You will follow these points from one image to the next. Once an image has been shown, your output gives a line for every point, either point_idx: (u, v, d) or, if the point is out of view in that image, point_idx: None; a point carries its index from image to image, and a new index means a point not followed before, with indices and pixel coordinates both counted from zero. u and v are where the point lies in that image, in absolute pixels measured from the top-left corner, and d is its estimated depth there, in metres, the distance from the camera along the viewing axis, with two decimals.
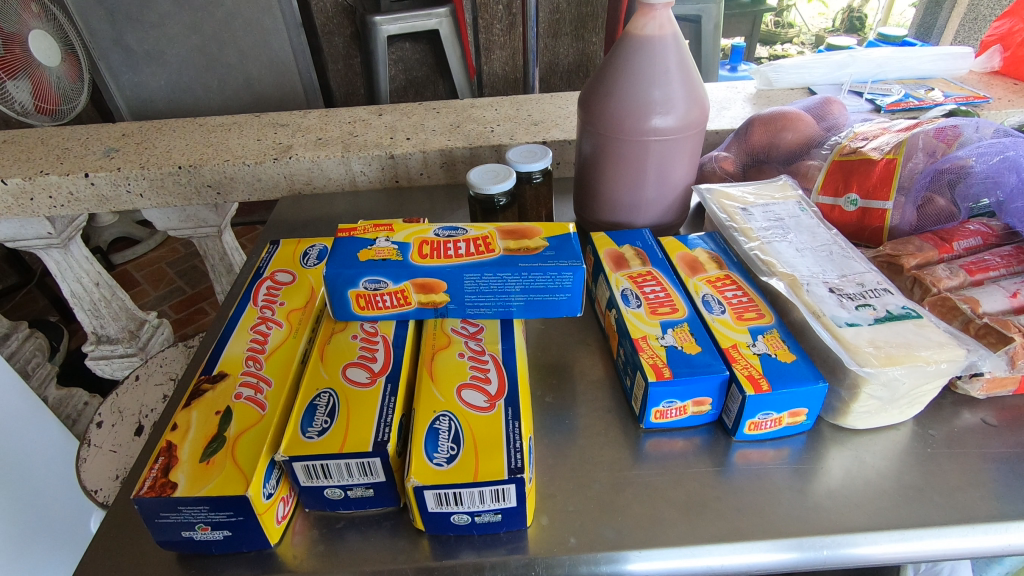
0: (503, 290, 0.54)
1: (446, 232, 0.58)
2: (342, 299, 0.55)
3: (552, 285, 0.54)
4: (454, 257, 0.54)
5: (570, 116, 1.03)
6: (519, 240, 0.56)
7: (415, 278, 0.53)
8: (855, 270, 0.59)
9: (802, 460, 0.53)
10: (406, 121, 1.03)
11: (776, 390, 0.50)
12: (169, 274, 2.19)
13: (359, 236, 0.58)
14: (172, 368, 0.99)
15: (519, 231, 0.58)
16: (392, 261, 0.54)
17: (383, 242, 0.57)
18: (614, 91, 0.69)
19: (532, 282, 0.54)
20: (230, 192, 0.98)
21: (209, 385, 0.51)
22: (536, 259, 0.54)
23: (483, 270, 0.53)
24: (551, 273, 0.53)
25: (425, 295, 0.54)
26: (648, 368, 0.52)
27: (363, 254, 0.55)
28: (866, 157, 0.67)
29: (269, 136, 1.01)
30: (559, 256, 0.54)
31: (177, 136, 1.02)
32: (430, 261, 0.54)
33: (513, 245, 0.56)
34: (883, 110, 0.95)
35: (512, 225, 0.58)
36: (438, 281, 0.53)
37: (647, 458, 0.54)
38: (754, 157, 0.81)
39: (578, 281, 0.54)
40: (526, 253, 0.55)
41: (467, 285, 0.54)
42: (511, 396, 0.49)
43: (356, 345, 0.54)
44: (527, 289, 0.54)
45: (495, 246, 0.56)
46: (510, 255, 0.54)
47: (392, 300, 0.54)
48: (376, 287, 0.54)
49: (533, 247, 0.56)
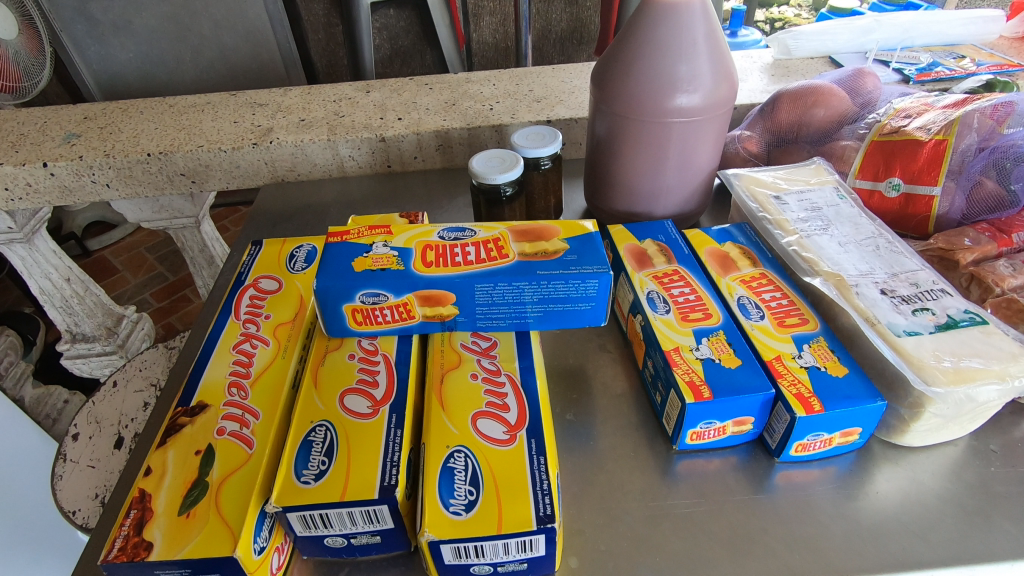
0: (519, 301, 0.48)
1: (452, 234, 0.51)
2: (336, 315, 0.48)
3: (574, 295, 0.48)
4: (462, 264, 0.48)
5: (575, 91, 0.95)
6: (535, 242, 0.50)
7: (418, 290, 0.47)
8: (907, 268, 0.53)
9: (853, 483, 0.48)
10: (396, 98, 0.95)
11: (829, 410, 0.45)
12: (148, 259, 2.09)
13: (352, 240, 0.51)
14: (152, 372, 0.92)
15: (535, 231, 0.51)
16: (392, 270, 0.47)
17: (381, 247, 0.50)
18: (633, 67, 0.61)
19: (553, 291, 0.47)
20: (206, 181, 0.89)
21: (187, 419, 0.45)
22: (556, 265, 0.47)
23: (497, 280, 0.46)
24: (574, 282, 0.47)
25: (431, 308, 0.48)
26: (685, 387, 0.47)
27: (358, 263, 0.48)
28: (912, 138, 0.61)
29: (246, 117, 0.92)
30: (582, 262, 0.48)
31: (145, 118, 0.93)
32: (435, 270, 0.47)
33: (529, 248, 0.49)
34: (912, 81, 0.88)
35: (525, 225, 0.51)
36: (445, 292, 0.47)
37: (683, 484, 0.48)
38: (780, 137, 0.74)
39: (604, 289, 0.48)
40: (544, 257, 0.48)
41: (478, 296, 0.47)
42: (533, 425, 0.43)
43: (354, 367, 0.48)
44: (547, 300, 0.48)
45: (508, 250, 0.49)
46: (526, 261, 0.48)
47: (393, 314, 0.48)
48: (375, 301, 0.47)
49: (552, 250, 0.49)
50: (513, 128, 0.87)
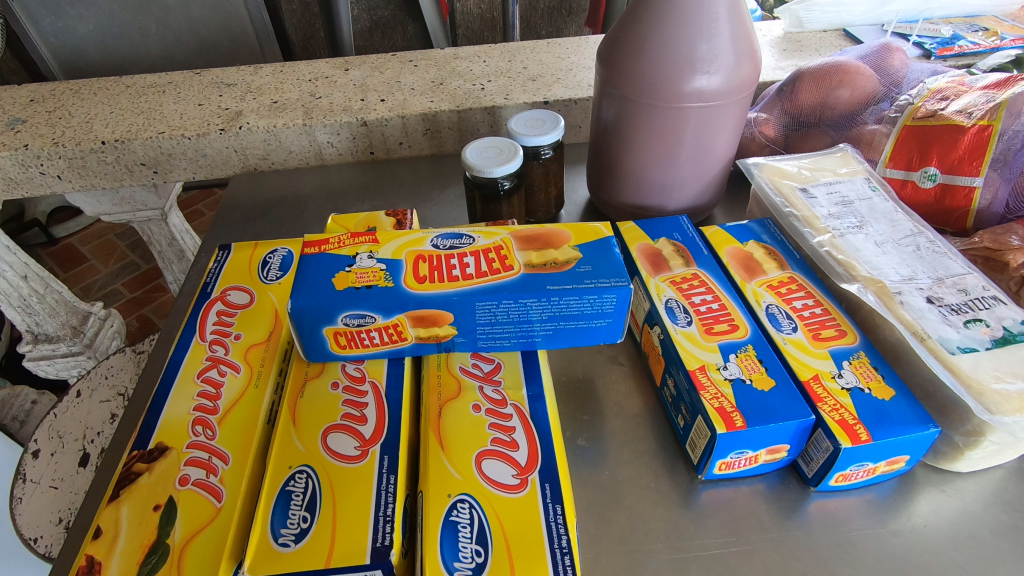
0: (526, 319, 0.42)
1: (447, 242, 0.45)
2: (316, 339, 0.42)
3: (590, 311, 0.42)
4: (461, 279, 0.42)
5: (572, 68, 0.87)
6: (543, 250, 0.44)
7: (409, 310, 0.40)
8: (952, 271, 0.48)
9: (896, 514, 0.44)
10: (377, 77, 0.87)
11: (878, 440, 0.40)
12: (119, 246, 1.98)
13: (333, 251, 0.44)
14: (120, 380, 0.85)
15: (543, 237, 0.45)
16: (379, 288, 0.41)
17: (366, 259, 0.44)
18: (648, 44, 0.54)
19: (565, 308, 0.41)
20: (170, 171, 0.81)
21: (144, 465, 0.38)
22: (569, 278, 0.41)
23: (502, 297, 0.40)
24: (589, 297, 0.41)
25: (425, 329, 0.42)
26: (715, 415, 0.41)
27: (340, 280, 0.42)
28: (951, 123, 0.56)
29: (212, 99, 0.84)
30: (598, 274, 0.42)
31: (99, 101, 0.84)
32: (430, 287, 0.41)
33: (536, 258, 0.43)
34: (934, 56, 0.82)
35: (531, 230, 0.45)
36: (442, 312, 0.41)
37: (711, 520, 0.43)
38: (800, 120, 0.68)
39: (622, 305, 0.42)
40: (554, 269, 0.42)
41: (480, 315, 0.41)
42: (546, 466, 0.38)
43: (338, 399, 0.42)
44: (558, 318, 0.42)
45: (513, 261, 0.43)
46: (534, 274, 0.42)
47: (382, 337, 0.42)
48: (361, 323, 0.41)
49: (563, 260, 0.43)
50: (508, 110, 0.80)
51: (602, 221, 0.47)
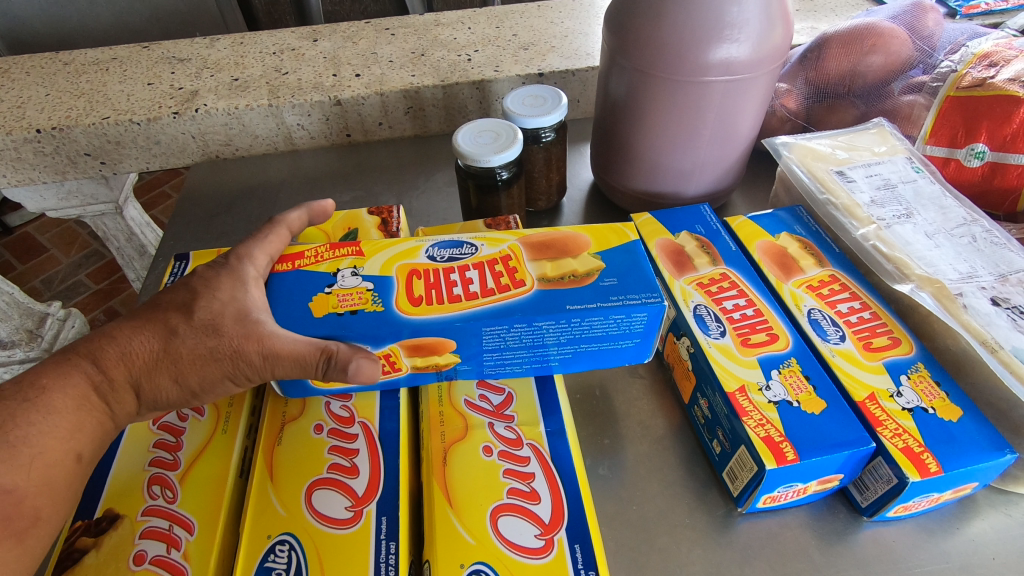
0: (541, 343, 0.36)
1: (446, 252, 0.39)
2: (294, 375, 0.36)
3: (616, 332, 0.36)
4: (464, 299, 0.35)
5: (567, 34, 0.79)
6: (558, 260, 0.37)
7: (402, 340, 0.34)
8: (1015, 266, 0.42)
9: (960, 546, 0.39)
10: (350, 48, 0.77)
11: (948, 471, 0.35)
12: (80, 234, 1.86)
13: (311, 267, 0.38)
14: None
15: (557, 243, 0.38)
16: (366, 313, 0.35)
17: (350, 277, 0.37)
18: (668, 9, 0.47)
19: (588, 330, 0.35)
20: (120, 161, 0.72)
21: (90, 541, 0.32)
22: (592, 295, 0.35)
23: (514, 321, 0.34)
24: (616, 317, 0.35)
25: (422, 358, 0.35)
26: (762, 446, 0.36)
27: (318, 305, 0.36)
28: (1005, 94, 0.49)
29: (164, 77, 0.74)
30: (625, 288, 0.35)
31: (32, 82, 0.74)
32: (426, 311, 0.35)
33: (551, 270, 0.37)
34: (958, 15, 0.75)
35: (543, 236, 0.39)
36: (442, 340, 0.35)
37: (756, 560, 0.38)
38: (826, 91, 0.62)
39: (654, 324, 0.36)
40: (573, 284, 0.36)
41: (486, 341, 0.35)
42: (574, 522, 0.32)
43: (324, 445, 0.35)
44: (578, 340, 0.36)
45: (523, 275, 0.37)
46: (549, 291, 0.35)
47: None
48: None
49: (583, 271, 0.37)
50: (499, 83, 0.71)
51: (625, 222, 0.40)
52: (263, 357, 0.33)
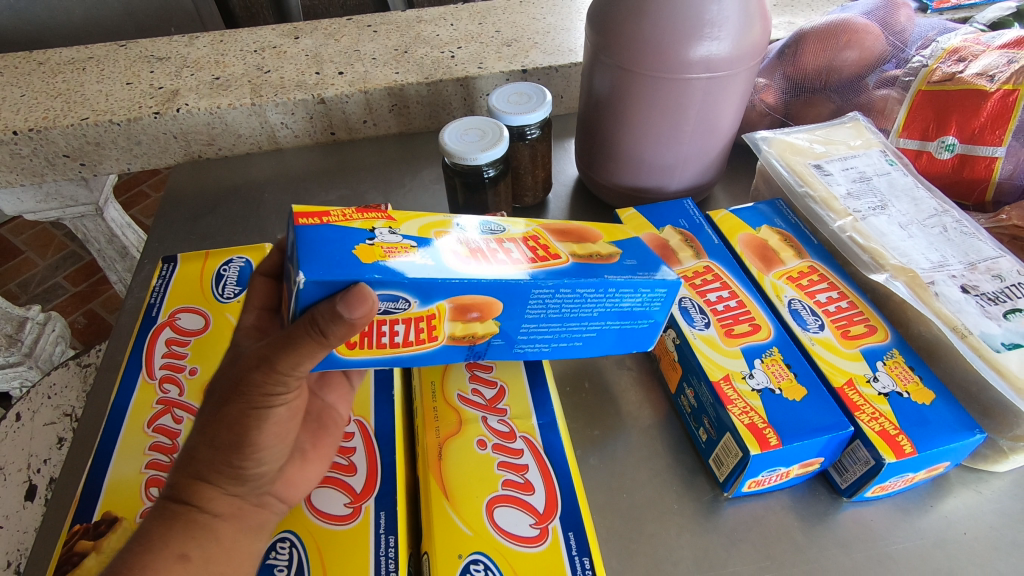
0: (568, 317, 0.36)
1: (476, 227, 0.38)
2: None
3: (639, 309, 0.37)
4: (509, 262, 0.34)
5: (549, 30, 0.80)
6: (582, 242, 0.38)
7: (455, 297, 0.32)
8: (984, 255, 0.44)
9: (932, 521, 0.41)
10: (332, 45, 0.77)
11: (922, 452, 0.36)
12: (56, 236, 1.82)
13: (341, 223, 0.34)
14: (64, 400, 0.76)
15: (575, 232, 0.39)
16: (416, 263, 0.32)
17: (388, 234, 0.34)
18: (650, 7, 0.47)
19: (618, 301, 0.36)
20: (100, 162, 0.71)
21: (89, 543, 0.32)
22: (623, 267, 0.36)
23: (563, 284, 0.34)
24: (644, 291, 0.36)
25: (462, 325, 0.34)
26: (746, 433, 0.37)
27: (363, 252, 0.31)
28: (973, 88, 0.51)
29: (143, 76, 0.73)
30: (647, 266, 0.37)
31: (5, 82, 0.72)
32: (477, 266, 0.33)
33: (579, 249, 0.37)
34: (930, 10, 0.77)
35: (558, 224, 0.40)
36: (491, 300, 0.33)
37: (743, 543, 0.40)
38: (803, 85, 0.63)
39: (671, 302, 0.37)
40: (602, 261, 0.36)
41: (531, 305, 0.34)
42: (567, 511, 0.33)
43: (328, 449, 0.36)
44: (600, 318, 0.37)
45: (557, 250, 0.36)
46: (585, 263, 0.35)
47: (408, 333, 0.34)
48: (391, 307, 0.32)
49: (606, 252, 0.37)
50: (483, 80, 0.72)
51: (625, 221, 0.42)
52: (257, 365, 0.30)
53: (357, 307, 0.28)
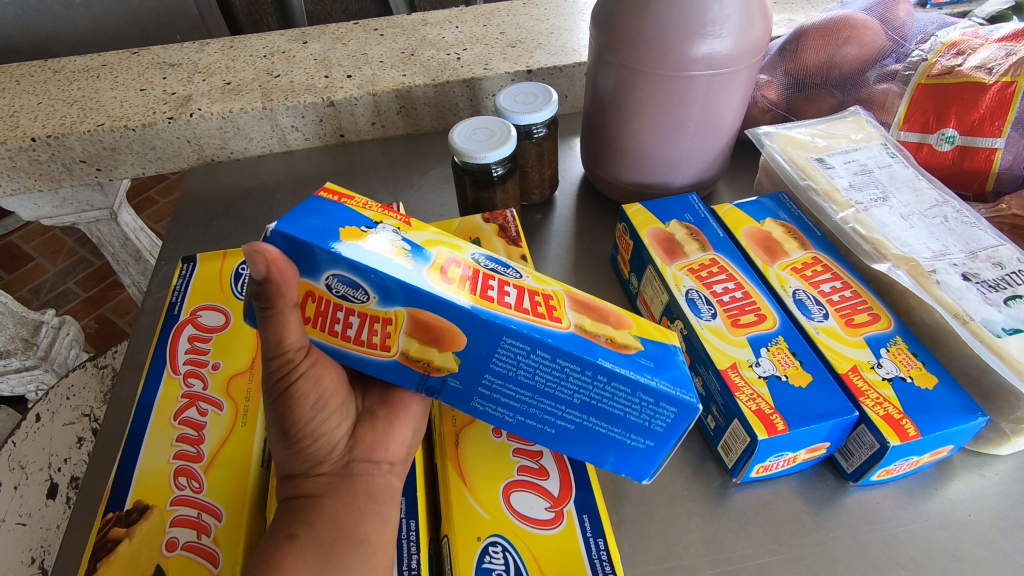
0: (546, 389, 0.33)
1: (491, 264, 0.35)
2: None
3: (633, 417, 0.33)
4: (495, 301, 0.32)
5: (553, 30, 0.81)
6: (600, 321, 0.34)
7: (416, 308, 0.30)
8: (985, 243, 0.45)
9: (938, 504, 0.42)
10: (340, 50, 0.79)
11: (926, 435, 0.37)
12: (66, 242, 1.84)
13: (356, 208, 0.34)
14: (82, 402, 0.78)
15: (602, 311, 0.35)
16: (393, 262, 0.31)
17: (389, 230, 0.33)
18: (653, 4, 0.49)
19: (608, 399, 0.32)
20: (115, 167, 0.73)
21: (123, 531, 0.33)
22: (631, 363, 0.32)
23: (541, 345, 0.31)
24: (643, 399, 0.32)
25: (421, 347, 0.31)
26: (753, 418, 0.38)
27: (349, 231, 0.31)
28: (972, 80, 0.52)
29: (156, 82, 0.75)
30: (659, 373, 0.33)
31: (23, 90, 0.74)
32: (454, 291, 0.31)
33: (591, 326, 0.33)
34: (930, 4, 0.78)
35: (590, 296, 0.36)
36: (454, 330, 0.31)
37: (752, 526, 0.41)
38: (805, 81, 0.64)
39: (675, 429, 0.33)
40: (610, 347, 0.33)
41: (500, 354, 0.31)
42: (581, 494, 0.35)
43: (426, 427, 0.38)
44: (583, 404, 0.33)
45: (563, 316, 0.33)
46: (585, 339, 0.32)
47: (358, 327, 0.32)
48: (350, 294, 0.31)
49: (619, 342, 0.33)
50: (489, 81, 0.73)
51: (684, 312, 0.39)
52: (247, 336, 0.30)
53: (251, 262, 0.27)
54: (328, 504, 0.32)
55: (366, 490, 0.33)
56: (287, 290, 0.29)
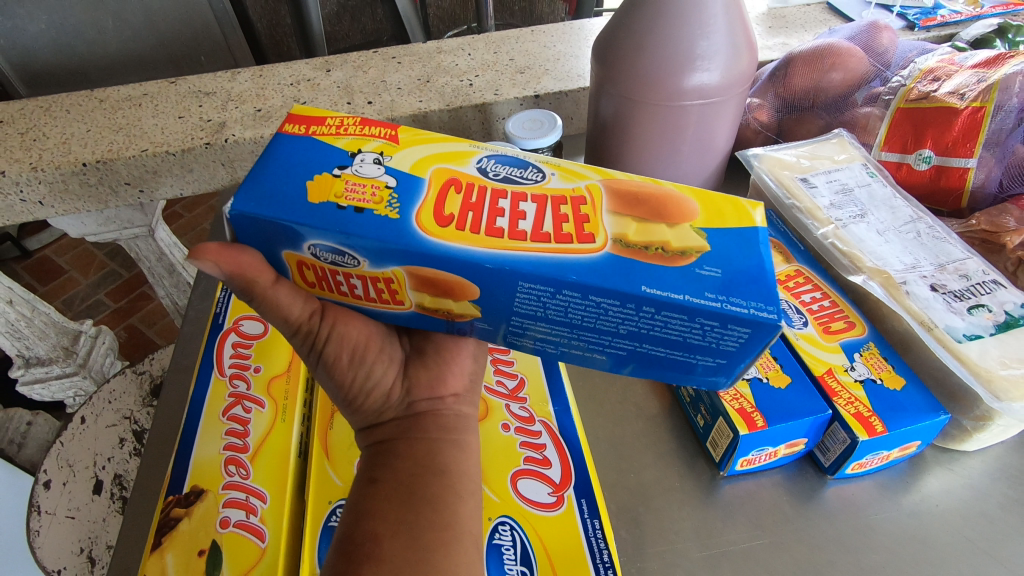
0: (594, 323, 0.34)
1: (508, 167, 0.38)
2: (278, 264, 0.34)
3: (697, 340, 0.33)
4: (511, 236, 0.33)
5: (560, 57, 0.86)
6: (648, 225, 0.35)
7: (409, 265, 0.32)
8: (953, 257, 0.49)
9: (910, 495, 0.46)
10: (361, 77, 0.85)
11: (892, 430, 0.41)
12: (98, 256, 1.93)
13: (329, 137, 0.37)
14: (123, 404, 0.83)
15: (658, 207, 0.36)
16: (375, 215, 0.33)
17: (368, 168, 0.35)
18: (648, 41, 0.53)
19: (663, 326, 0.33)
20: (156, 188, 0.79)
21: (182, 510, 0.39)
22: (688, 284, 0.32)
23: (565, 285, 0.32)
24: (704, 321, 0.32)
25: (431, 298, 0.34)
26: (736, 416, 0.42)
27: (316, 194, 0.33)
28: (945, 105, 0.56)
29: (193, 110, 0.81)
30: (721, 288, 0.32)
31: (73, 119, 0.80)
32: (450, 238, 0.32)
33: (637, 236, 0.34)
34: (917, 28, 0.83)
35: (637, 187, 0.37)
36: (465, 283, 0.33)
37: (738, 515, 0.45)
38: (793, 104, 0.69)
39: (749, 348, 0.33)
40: (661, 261, 0.33)
41: (519, 296, 0.33)
42: (580, 482, 0.39)
43: (500, 430, 0.42)
44: (635, 333, 0.34)
45: (600, 233, 0.34)
46: (621, 260, 0.33)
47: (366, 288, 0.34)
48: (338, 260, 0.33)
49: (676, 249, 0.34)
50: (499, 106, 0.79)
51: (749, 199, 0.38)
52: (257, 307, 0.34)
53: (211, 271, 0.30)
54: (404, 445, 0.36)
55: (437, 422, 0.38)
56: (252, 275, 0.31)
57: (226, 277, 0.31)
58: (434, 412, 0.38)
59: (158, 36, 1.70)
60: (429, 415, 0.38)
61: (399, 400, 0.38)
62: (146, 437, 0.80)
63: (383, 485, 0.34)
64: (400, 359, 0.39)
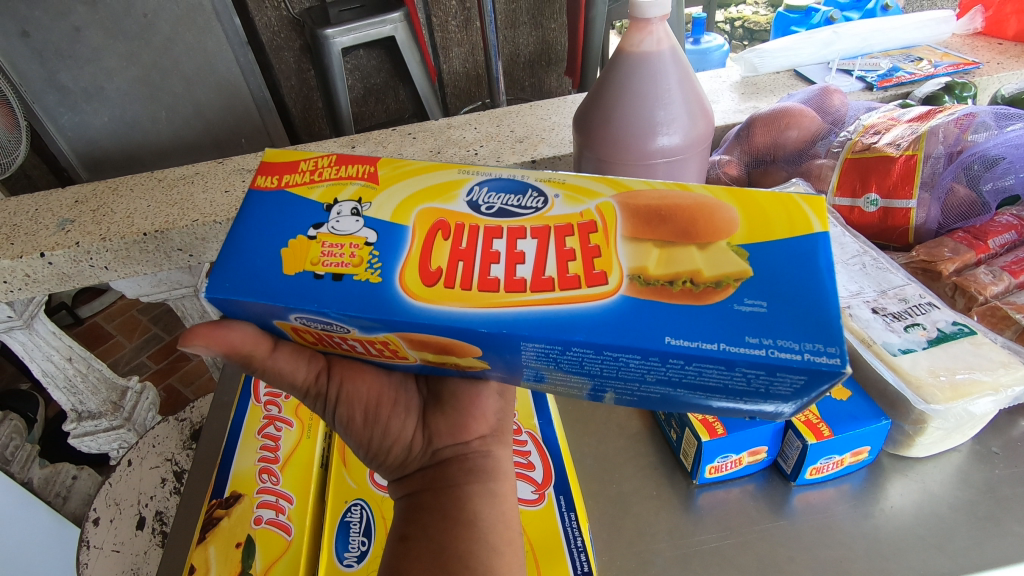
0: (626, 373, 0.36)
1: (508, 194, 0.42)
2: (275, 332, 0.39)
3: (736, 385, 0.35)
4: (522, 290, 0.37)
5: (554, 127, 0.98)
6: (670, 259, 0.38)
7: (399, 331, 0.36)
8: (894, 284, 0.56)
9: (868, 499, 0.50)
10: (381, 152, 0.97)
11: (839, 434, 0.47)
12: (142, 321, 2.08)
13: (301, 189, 0.42)
14: (166, 448, 0.91)
15: (682, 232, 0.39)
16: (355, 280, 0.37)
17: (337, 225, 0.40)
18: (615, 114, 0.63)
19: (698, 375, 0.34)
20: (203, 253, 0.90)
21: (223, 511, 0.46)
22: (725, 329, 0.34)
23: (575, 345, 0.35)
24: (740, 372, 0.33)
25: (427, 352, 0.38)
26: (699, 425, 0.49)
27: (293, 267, 0.37)
28: (883, 154, 0.64)
29: (237, 185, 0.94)
30: (757, 332, 0.34)
31: (136, 197, 0.93)
32: (435, 301, 0.36)
33: (660, 273, 0.37)
34: (875, 88, 0.92)
35: (656, 206, 0.41)
36: (466, 345, 0.37)
37: (708, 519, 0.50)
38: (758, 159, 0.77)
39: (800, 391, 0.34)
40: (688, 301, 0.36)
41: (528, 353, 0.36)
42: (559, 482, 0.48)
43: None
44: (667, 380, 0.36)
45: (614, 277, 0.37)
46: (633, 303, 0.36)
47: (370, 347, 0.39)
48: (330, 326, 0.37)
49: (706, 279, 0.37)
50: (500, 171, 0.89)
51: (803, 194, 0.40)
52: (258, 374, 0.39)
53: (204, 353, 0.36)
54: (430, 496, 0.41)
55: (462, 467, 0.43)
56: (250, 351, 0.37)
57: (222, 356, 0.37)
58: (459, 458, 0.43)
59: (206, 124, 1.91)
60: (454, 461, 0.43)
61: (420, 451, 0.43)
62: (185, 477, 0.88)
63: (414, 543, 0.39)
64: (416, 410, 0.44)
